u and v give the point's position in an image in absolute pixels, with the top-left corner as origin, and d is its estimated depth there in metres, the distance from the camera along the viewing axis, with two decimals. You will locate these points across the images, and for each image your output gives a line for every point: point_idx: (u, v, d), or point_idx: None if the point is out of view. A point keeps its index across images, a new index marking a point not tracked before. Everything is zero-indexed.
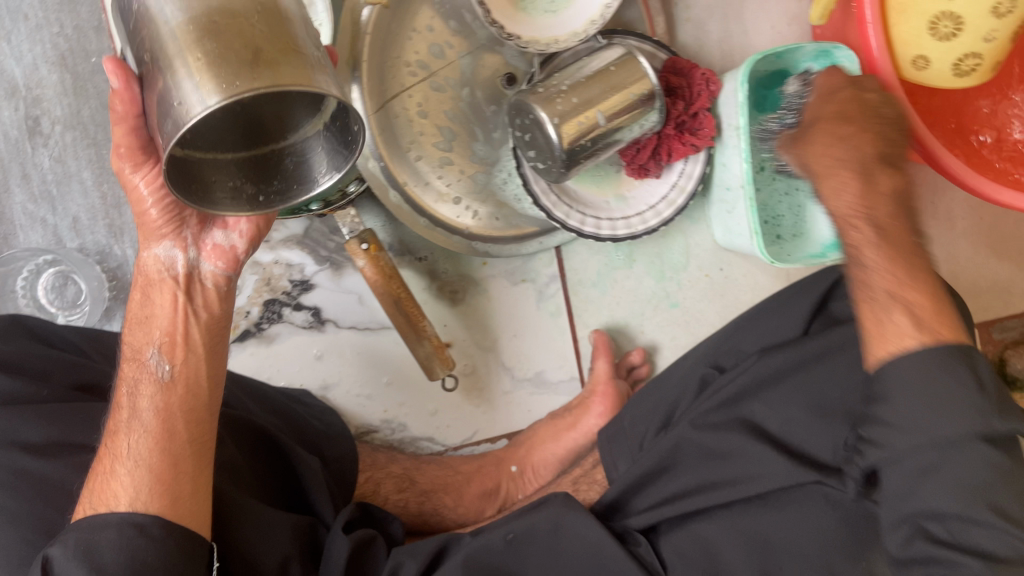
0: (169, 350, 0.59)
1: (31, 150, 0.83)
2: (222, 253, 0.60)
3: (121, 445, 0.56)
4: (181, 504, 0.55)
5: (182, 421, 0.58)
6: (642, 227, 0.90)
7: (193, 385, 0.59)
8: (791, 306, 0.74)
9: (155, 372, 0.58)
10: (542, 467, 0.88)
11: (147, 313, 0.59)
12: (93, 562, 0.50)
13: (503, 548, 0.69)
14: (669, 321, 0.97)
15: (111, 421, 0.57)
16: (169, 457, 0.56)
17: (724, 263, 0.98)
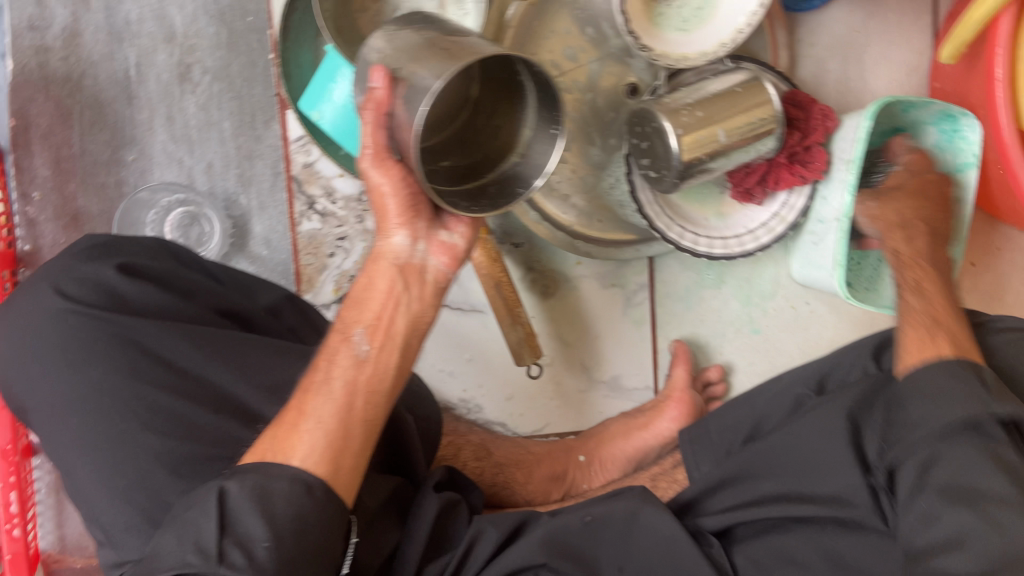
0: (372, 331, 0.60)
1: (179, 95, 0.88)
2: (447, 250, 0.63)
3: (309, 405, 0.57)
4: (339, 474, 0.56)
5: (361, 399, 0.58)
6: (738, 249, 0.93)
7: (382, 370, 0.60)
8: (897, 334, 0.73)
9: (355, 349, 0.60)
10: (610, 463, 0.91)
11: (364, 295, 0.62)
12: (266, 510, 0.52)
13: (580, 531, 0.71)
14: (749, 346, 0.99)
15: (308, 379, 0.59)
16: (344, 429, 0.57)
17: (811, 298, 0.99)
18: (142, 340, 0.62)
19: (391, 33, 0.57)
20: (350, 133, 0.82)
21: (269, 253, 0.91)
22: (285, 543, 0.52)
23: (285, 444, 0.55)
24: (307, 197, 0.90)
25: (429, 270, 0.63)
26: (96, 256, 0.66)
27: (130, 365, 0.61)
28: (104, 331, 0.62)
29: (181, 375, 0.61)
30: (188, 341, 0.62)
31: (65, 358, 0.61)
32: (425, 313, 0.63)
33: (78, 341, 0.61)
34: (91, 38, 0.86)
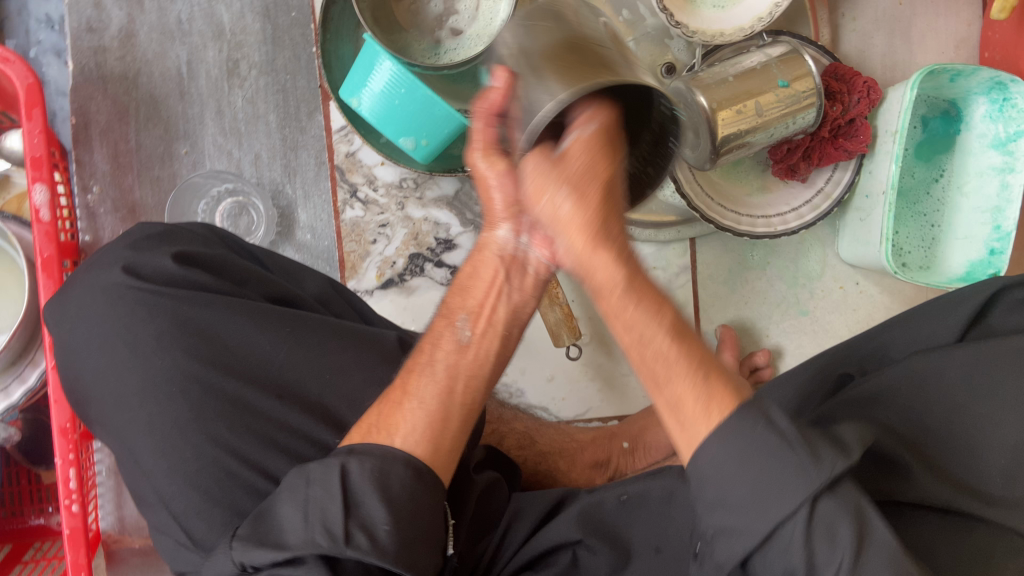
0: (475, 318, 0.58)
1: (228, 89, 0.92)
2: (550, 242, 0.58)
3: (412, 385, 0.54)
4: (439, 458, 0.52)
5: (462, 384, 0.55)
6: (782, 227, 0.91)
7: (482, 358, 0.57)
8: (919, 309, 0.70)
9: (457, 335, 0.58)
10: (652, 448, 0.89)
11: (468, 283, 0.60)
12: (381, 486, 0.48)
13: (615, 509, 0.69)
14: (796, 328, 0.97)
15: (411, 362, 0.57)
16: (445, 412, 0.53)
17: (860, 278, 0.97)
18: (201, 318, 0.59)
19: (529, 18, 0.56)
20: (389, 118, 0.84)
21: (314, 240, 0.93)
22: (404, 526, 0.47)
23: (391, 423, 0.52)
24: (350, 185, 0.93)
25: (531, 262, 0.60)
26: (151, 243, 0.63)
27: (197, 351, 0.58)
28: (165, 321, 0.59)
29: (234, 339, 0.59)
30: (252, 324, 0.60)
31: (134, 352, 0.58)
32: (525, 303, 0.60)
33: (143, 331, 0.59)
34: (145, 37, 0.91)
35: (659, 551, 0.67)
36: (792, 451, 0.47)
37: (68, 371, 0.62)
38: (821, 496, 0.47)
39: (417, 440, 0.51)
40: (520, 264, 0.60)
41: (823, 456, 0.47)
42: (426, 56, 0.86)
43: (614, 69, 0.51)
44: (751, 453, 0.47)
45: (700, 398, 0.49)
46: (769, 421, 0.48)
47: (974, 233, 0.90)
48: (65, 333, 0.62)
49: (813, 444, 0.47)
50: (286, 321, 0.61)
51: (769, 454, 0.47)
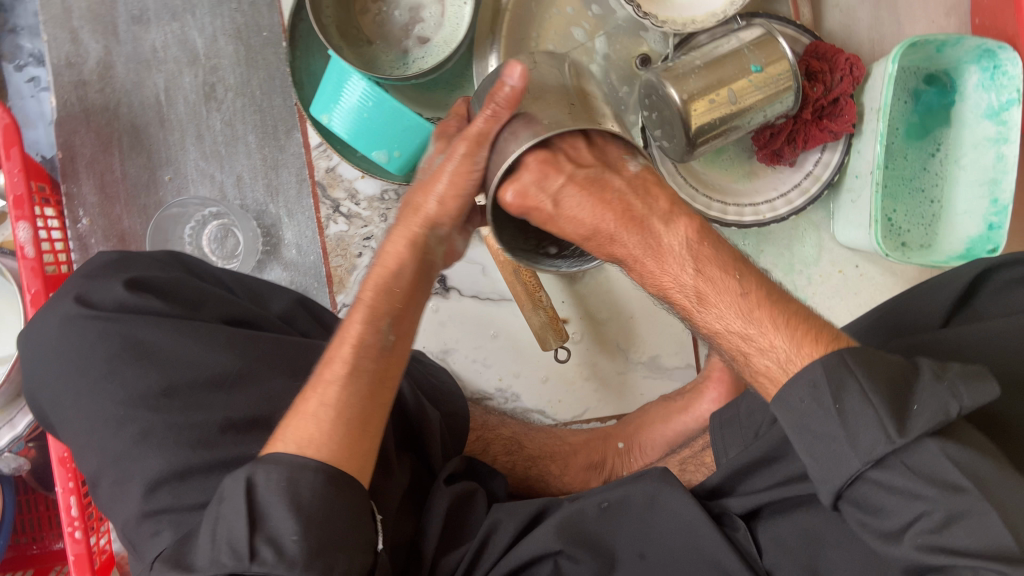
0: (398, 324, 0.60)
1: (206, 113, 0.92)
2: (452, 251, 0.64)
3: (320, 384, 0.57)
4: (351, 457, 0.55)
5: (381, 390, 0.58)
6: (770, 214, 0.89)
7: (401, 358, 0.60)
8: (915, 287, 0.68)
9: (381, 337, 0.59)
10: (649, 448, 0.87)
11: (391, 271, 0.61)
12: (292, 499, 0.50)
13: (598, 516, 0.71)
14: None
15: (320, 372, 0.57)
16: (358, 413, 0.56)
17: (860, 261, 0.94)
18: (150, 341, 0.60)
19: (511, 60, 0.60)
20: (359, 134, 0.83)
21: (301, 257, 0.93)
22: (314, 532, 0.50)
23: (298, 430, 0.54)
24: (332, 201, 0.93)
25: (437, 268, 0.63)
26: (107, 271, 0.64)
27: (143, 374, 0.59)
28: (116, 344, 0.60)
29: (184, 363, 0.60)
30: (201, 345, 0.61)
31: (85, 377, 0.60)
32: (431, 306, 0.63)
33: (94, 353, 0.60)
34: (122, 68, 0.92)
35: (644, 557, 0.69)
36: (842, 422, 0.48)
37: (43, 407, 0.63)
38: (888, 456, 0.47)
39: (316, 442, 0.54)
40: (433, 261, 0.62)
41: (864, 436, 0.47)
42: (395, 68, 0.86)
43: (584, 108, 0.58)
44: (809, 419, 0.49)
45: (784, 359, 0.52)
46: (815, 391, 0.49)
47: (974, 208, 0.87)
48: (34, 371, 0.63)
49: (856, 408, 0.48)
50: (235, 341, 0.63)
51: (817, 419, 0.49)
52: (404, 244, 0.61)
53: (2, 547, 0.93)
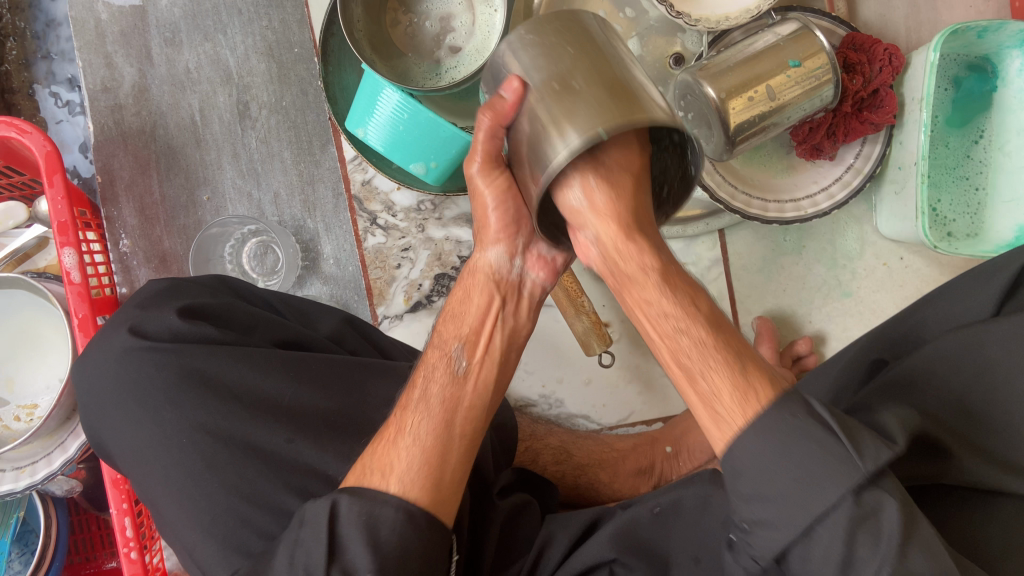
0: (470, 346, 0.61)
1: (241, 132, 0.93)
2: (544, 263, 0.67)
3: (408, 422, 0.56)
4: (441, 491, 0.54)
5: (462, 414, 0.58)
6: (812, 209, 0.87)
7: (481, 385, 0.60)
8: (957, 279, 0.67)
9: (454, 365, 0.60)
10: (697, 451, 0.87)
11: (463, 307, 0.63)
12: (372, 535, 0.49)
13: (650, 522, 0.70)
14: (841, 310, 0.93)
15: (404, 399, 0.58)
16: (440, 446, 0.55)
17: (904, 252, 0.92)
18: (204, 365, 0.61)
19: (534, 37, 0.51)
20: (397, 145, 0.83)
21: (340, 270, 0.93)
22: (389, 574, 0.48)
23: (386, 460, 0.54)
24: (369, 214, 0.93)
25: (527, 284, 0.66)
26: (159, 300, 0.65)
27: (201, 398, 0.60)
28: (171, 371, 0.60)
29: (246, 385, 0.60)
30: (255, 371, 0.61)
31: (143, 405, 0.60)
32: (521, 326, 0.65)
33: (150, 383, 0.60)
34: (157, 90, 0.93)
35: (697, 560, 0.67)
36: (838, 440, 0.44)
37: (99, 433, 0.63)
38: (863, 488, 0.43)
39: (405, 479, 0.52)
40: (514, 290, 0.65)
41: (865, 448, 0.44)
42: (428, 79, 0.86)
43: (635, 94, 0.48)
44: (785, 447, 0.44)
45: (739, 382, 0.48)
46: (809, 409, 0.46)
47: (1021, 194, 0.85)
48: (90, 399, 0.63)
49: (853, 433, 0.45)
50: (287, 363, 0.63)
51: (815, 437, 0.44)
52: (473, 275, 0.65)
53: (58, 569, 0.94)
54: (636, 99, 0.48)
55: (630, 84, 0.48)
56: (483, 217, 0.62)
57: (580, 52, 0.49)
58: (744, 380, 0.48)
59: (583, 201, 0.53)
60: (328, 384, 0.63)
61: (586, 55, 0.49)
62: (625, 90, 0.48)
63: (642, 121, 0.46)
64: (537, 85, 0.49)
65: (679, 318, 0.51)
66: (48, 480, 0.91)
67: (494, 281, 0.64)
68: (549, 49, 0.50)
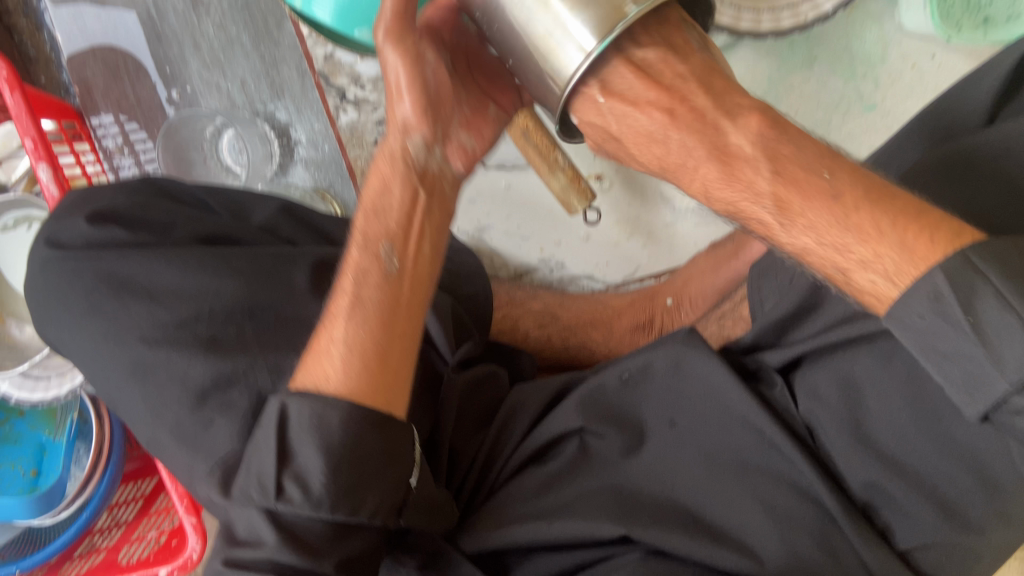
0: (400, 245, 0.55)
1: (197, 20, 0.89)
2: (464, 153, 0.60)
3: (341, 319, 0.52)
4: (384, 387, 0.51)
5: (403, 312, 0.54)
6: (811, 16, 0.77)
7: (417, 281, 0.55)
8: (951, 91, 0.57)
9: (384, 264, 0.54)
10: (699, 300, 0.80)
11: (386, 201, 0.56)
12: (323, 438, 0.48)
13: (620, 388, 0.68)
14: (864, 126, 0.82)
15: (330, 304, 0.54)
16: (380, 348, 0.52)
17: (937, 49, 0.79)
18: (121, 270, 0.63)
19: None
20: (342, 15, 0.77)
21: (320, 154, 0.91)
22: (343, 472, 0.48)
23: (318, 369, 0.51)
24: (337, 90, 0.89)
25: (449, 177, 0.60)
26: (75, 208, 0.66)
27: (123, 304, 0.62)
28: (91, 278, 0.62)
29: (164, 286, 0.63)
30: (172, 269, 0.63)
31: (77, 315, 0.63)
32: (448, 217, 0.59)
33: (74, 291, 0.63)
34: None
35: (674, 424, 0.64)
36: (968, 330, 0.40)
37: (58, 341, 0.66)
38: (1012, 394, 0.39)
39: (341, 373, 0.50)
40: (437, 179, 0.58)
41: (1009, 357, 0.39)
42: None
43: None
44: (933, 336, 0.41)
45: (895, 282, 0.42)
46: (938, 306, 0.40)
47: None
48: (37, 308, 0.66)
49: (981, 318, 0.39)
50: (209, 261, 0.64)
51: (945, 337, 0.41)
52: (391, 164, 0.57)
53: (118, 461, 1.01)
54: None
55: None
56: (393, 91, 0.55)
57: None
58: (907, 251, 0.42)
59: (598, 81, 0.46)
60: (244, 277, 0.65)
61: None
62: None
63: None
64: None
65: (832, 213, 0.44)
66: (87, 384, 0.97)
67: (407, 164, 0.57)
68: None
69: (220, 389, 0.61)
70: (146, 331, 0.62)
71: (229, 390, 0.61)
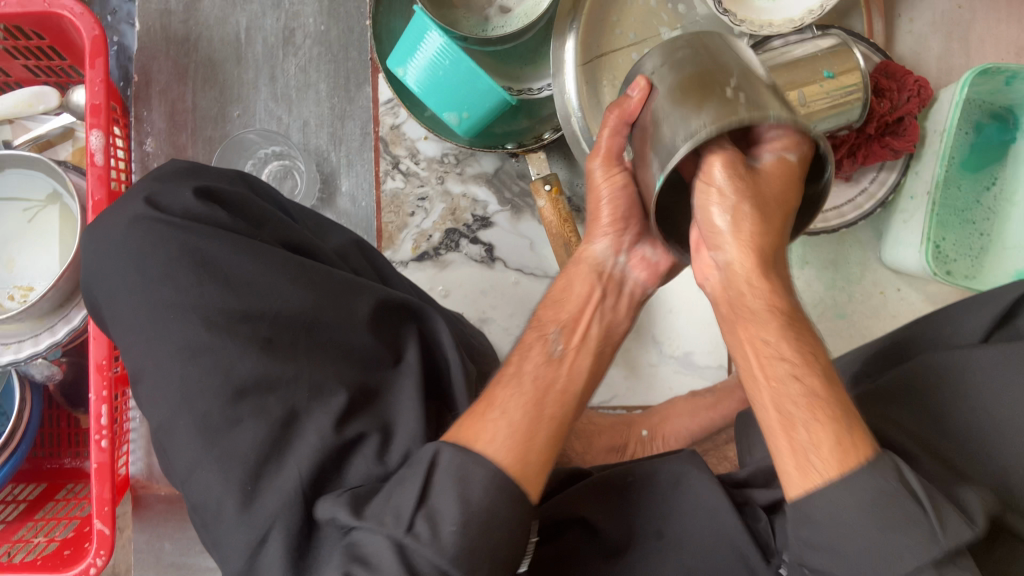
0: (568, 334, 0.61)
1: (282, 57, 0.95)
2: (649, 266, 0.67)
3: (498, 397, 0.55)
4: (530, 467, 0.51)
5: (555, 395, 0.56)
6: (820, 225, 0.90)
7: (575, 371, 0.59)
8: (950, 312, 0.70)
9: (549, 348, 0.60)
10: (672, 439, 0.89)
11: (562, 296, 0.64)
12: (460, 486, 0.49)
13: (622, 489, 0.72)
14: (833, 331, 0.95)
15: (497, 375, 0.58)
16: (533, 423, 0.53)
17: (902, 283, 0.95)
18: (209, 249, 0.63)
19: (666, 52, 0.58)
20: (435, 92, 0.85)
21: (354, 208, 0.95)
22: (472, 533, 0.48)
23: (472, 433, 0.53)
24: (392, 157, 0.95)
25: (627, 282, 0.66)
26: (177, 176, 0.66)
27: (200, 280, 0.62)
28: (175, 249, 0.62)
29: (243, 274, 0.63)
30: (257, 266, 0.64)
31: (143, 277, 0.62)
32: (620, 322, 0.65)
33: (152, 254, 0.62)
34: (208, 3, 0.95)
35: (661, 535, 0.69)
36: (926, 518, 0.46)
37: (97, 297, 0.64)
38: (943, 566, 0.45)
39: (501, 447, 0.51)
40: (615, 283, 0.66)
41: (949, 526, 0.46)
42: (475, 32, 0.87)
43: (748, 95, 0.52)
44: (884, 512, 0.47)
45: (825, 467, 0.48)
46: (900, 476, 0.47)
47: (1022, 243, 0.88)
48: (91, 259, 0.64)
49: (939, 514, 0.47)
50: (292, 269, 0.66)
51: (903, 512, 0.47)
52: (579, 267, 0.66)
53: (24, 454, 0.92)
54: (747, 100, 0.51)
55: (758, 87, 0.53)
56: (595, 209, 0.65)
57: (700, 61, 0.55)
58: (837, 445, 0.48)
59: (774, 157, 0.55)
60: (315, 291, 0.66)
61: (704, 55, 0.55)
62: (735, 83, 0.52)
63: (734, 122, 0.49)
64: (661, 89, 0.55)
65: (793, 365, 0.51)
66: (31, 360, 0.91)
67: (601, 279, 0.65)
68: (682, 49, 0.57)
69: (260, 390, 0.61)
70: (213, 315, 0.61)
71: (271, 393, 0.61)
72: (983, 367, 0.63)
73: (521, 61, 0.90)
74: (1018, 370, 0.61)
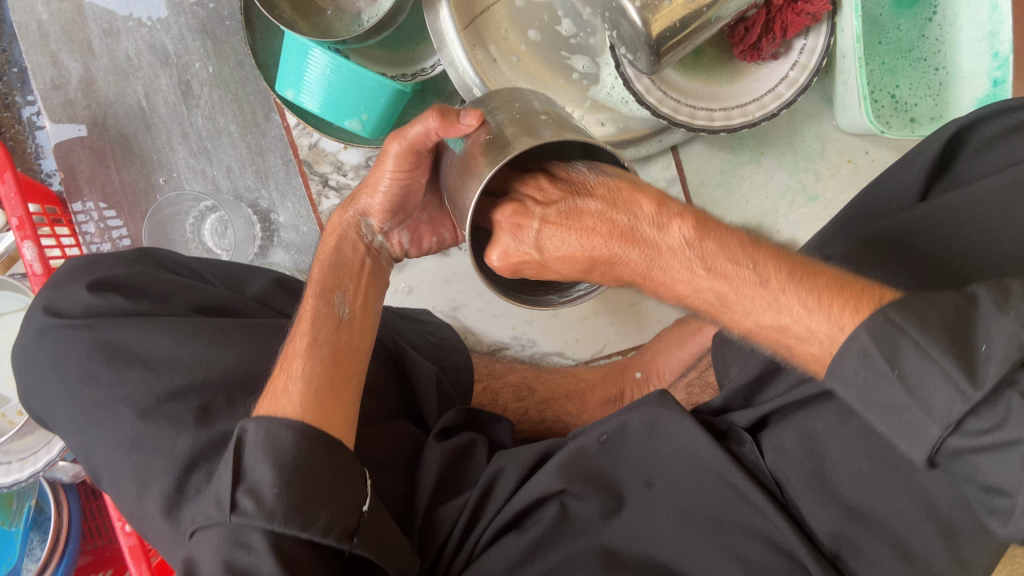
0: (351, 295, 0.68)
1: (187, 112, 0.95)
2: (417, 238, 0.75)
3: (296, 369, 0.62)
4: (330, 419, 0.59)
5: (345, 354, 0.65)
6: (758, 113, 0.84)
7: (363, 331, 0.67)
8: (893, 171, 0.65)
9: (337, 312, 0.67)
10: (666, 373, 0.84)
11: (341, 254, 0.70)
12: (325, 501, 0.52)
13: (598, 450, 0.69)
14: (809, 216, 0.90)
15: (294, 334, 0.65)
16: (325, 386, 0.61)
17: (869, 146, 0.89)
18: (118, 338, 0.64)
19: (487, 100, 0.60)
20: (329, 104, 0.82)
21: (300, 236, 0.94)
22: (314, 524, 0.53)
23: (276, 404, 0.60)
24: (320, 176, 0.94)
25: (384, 252, 0.74)
26: (72, 277, 0.69)
27: (117, 370, 0.63)
28: (89, 348, 0.64)
29: (158, 352, 0.63)
30: (169, 339, 0.64)
31: (72, 381, 0.63)
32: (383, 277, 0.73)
33: (72, 360, 0.64)
34: (102, 81, 0.95)
35: (651, 484, 0.67)
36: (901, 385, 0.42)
37: (43, 409, 0.66)
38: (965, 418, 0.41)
39: (294, 404, 0.59)
40: (378, 253, 0.73)
41: (934, 399, 0.42)
42: (350, 31, 0.86)
43: (539, 129, 0.53)
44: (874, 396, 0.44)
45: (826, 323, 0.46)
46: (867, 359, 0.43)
47: (979, 68, 0.79)
48: (27, 376, 0.67)
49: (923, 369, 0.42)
50: (206, 331, 0.65)
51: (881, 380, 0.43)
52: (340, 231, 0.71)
53: (74, 550, 0.98)
54: (532, 134, 0.52)
55: (524, 127, 0.54)
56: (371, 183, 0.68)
57: (507, 115, 0.56)
58: (829, 312, 0.46)
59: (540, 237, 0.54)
60: (238, 345, 0.66)
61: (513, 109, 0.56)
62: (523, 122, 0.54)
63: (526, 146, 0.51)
64: (494, 125, 0.56)
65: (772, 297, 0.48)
66: (50, 467, 0.94)
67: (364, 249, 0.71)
68: (492, 102, 0.59)
69: (209, 458, 0.61)
70: (140, 401, 0.61)
71: (222, 456, 0.61)
72: (928, 224, 0.59)
73: (410, 44, 0.89)
74: (959, 215, 0.58)
